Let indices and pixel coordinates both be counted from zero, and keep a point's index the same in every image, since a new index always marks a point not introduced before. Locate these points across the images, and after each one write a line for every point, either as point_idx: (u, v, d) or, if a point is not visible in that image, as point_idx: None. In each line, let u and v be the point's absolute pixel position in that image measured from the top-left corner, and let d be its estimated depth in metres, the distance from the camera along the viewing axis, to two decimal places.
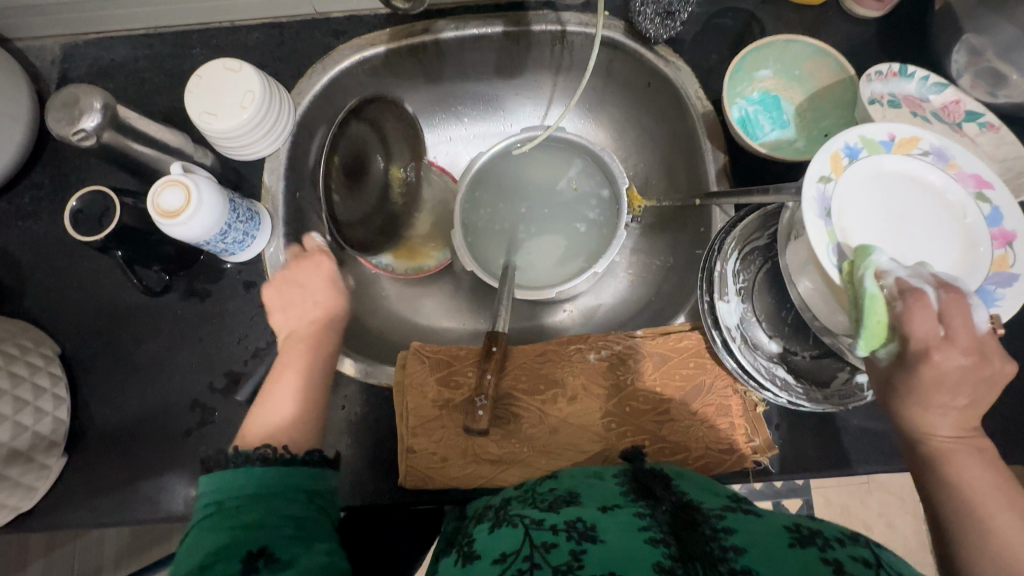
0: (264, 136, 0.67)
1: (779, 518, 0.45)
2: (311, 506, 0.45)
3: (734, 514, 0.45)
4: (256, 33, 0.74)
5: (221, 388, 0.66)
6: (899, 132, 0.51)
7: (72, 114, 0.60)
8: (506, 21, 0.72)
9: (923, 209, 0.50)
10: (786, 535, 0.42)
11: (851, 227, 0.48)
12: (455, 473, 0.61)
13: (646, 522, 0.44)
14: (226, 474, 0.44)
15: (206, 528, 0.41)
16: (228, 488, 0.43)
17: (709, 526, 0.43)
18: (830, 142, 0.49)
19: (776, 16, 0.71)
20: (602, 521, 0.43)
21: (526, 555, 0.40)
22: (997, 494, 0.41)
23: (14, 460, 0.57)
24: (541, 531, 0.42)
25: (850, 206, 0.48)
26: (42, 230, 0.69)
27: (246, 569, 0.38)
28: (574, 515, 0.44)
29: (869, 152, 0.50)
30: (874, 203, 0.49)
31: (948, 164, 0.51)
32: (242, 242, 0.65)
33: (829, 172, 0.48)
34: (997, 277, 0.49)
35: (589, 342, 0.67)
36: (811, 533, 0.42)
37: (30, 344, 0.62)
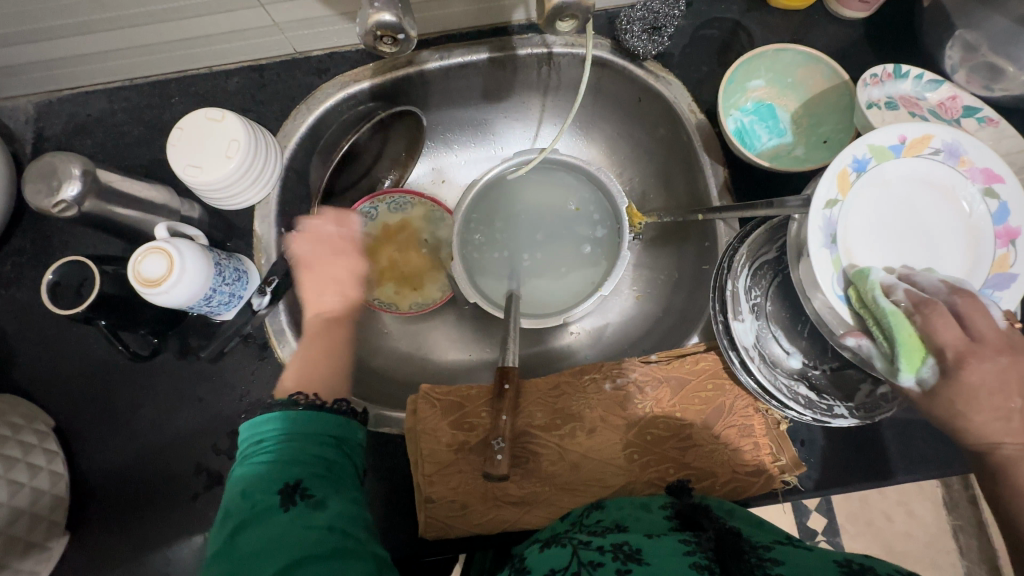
0: (252, 184, 0.65)
1: (830, 552, 0.43)
2: (338, 452, 0.49)
3: (784, 547, 0.44)
4: (235, 78, 0.72)
5: (227, 448, 0.64)
6: (911, 133, 0.50)
7: (51, 184, 0.59)
8: (491, 47, 0.71)
9: (927, 211, 0.51)
10: (835, 568, 0.40)
11: (859, 241, 0.49)
12: (477, 519, 0.59)
13: (691, 546, 0.43)
14: (261, 419, 0.48)
15: (249, 467, 0.45)
16: (273, 427, 0.48)
17: (755, 556, 0.42)
18: (837, 160, 0.48)
19: (763, 23, 0.70)
20: (652, 546, 0.43)
21: (574, 570, 0.40)
22: None
23: (13, 547, 0.55)
24: (588, 550, 0.42)
25: (859, 221, 0.49)
26: (26, 297, 0.67)
27: (283, 501, 0.42)
28: (622, 538, 0.44)
29: (879, 161, 0.49)
30: (880, 212, 0.50)
31: (958, 161, 0.50)
32: (228, 302, 0.63)
33: (836, 193, 0.48)
34: (998, 277, 0.50)
35: (603, 370, 0.66)
36: (863, 569, 0.39)
37: (21, 422, 0.59)
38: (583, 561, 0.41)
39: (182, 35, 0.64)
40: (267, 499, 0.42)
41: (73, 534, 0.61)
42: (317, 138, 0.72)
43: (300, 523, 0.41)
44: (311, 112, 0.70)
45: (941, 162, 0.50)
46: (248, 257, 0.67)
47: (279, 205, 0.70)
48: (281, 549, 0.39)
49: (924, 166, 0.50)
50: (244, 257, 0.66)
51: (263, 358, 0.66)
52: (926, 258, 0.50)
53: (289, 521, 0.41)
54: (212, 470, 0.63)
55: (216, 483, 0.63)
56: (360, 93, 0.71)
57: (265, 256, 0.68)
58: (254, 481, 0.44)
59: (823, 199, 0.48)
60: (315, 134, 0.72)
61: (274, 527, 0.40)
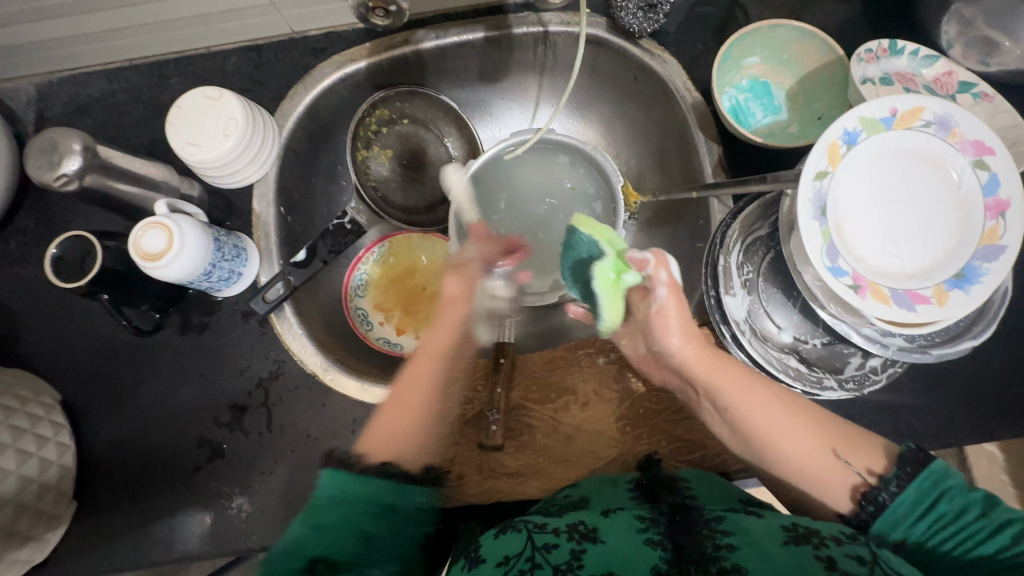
0: (250, 163, 0.66)
1: (780, 516, 0.44)
2: (382, 522, 0.45)
3: (735, 515, 0.45)
4: (233, 58, 0.72)
5: (228, 421, 0.65)
6: (902, 105, 0.50)
7: (54, 160, 0.60)
8: (486, 26, 0.71)
9: (917, 185, 0.52)
10: (781, 532, 0.42)
11: (847, 213, 0.51)
12: (472, 491, 0.60)
13: (646, 523, 0.45)
14: (347, 480, 0.45)
15: (295, 527, 0.43)
16: (330, 490, 0.45)
17: (707, 527, 0.44)
18: (829, 132, 0.49)
19: (759, 0, 0.70)
20: (606, 524, 0.44)
21: (528, 556, 0.41)
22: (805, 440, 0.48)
23: (23, 514, 0.56)
24: (543, 533, 0.43)
25: (844, 194, 0.51)
26: (31, 275, 0.68)
27: (305, 570, 0.40)
28: (576, 518, 0.46)
29: (869, 134, 0.51)
30: (868, 187, 0.52)
31: (949, 134, 0.50)
32: (228, 279, 0.64)
33: (827, 166, 0.50)
34: (985, 250, 0.50)
35: (597, 345, 0.67)
36: (808, 530, 0.41)
37: (28, 394, 0.60)
38: (538, 546, 0.42)
39: (180, 14, 0.65)
40: (290, 565, 0.41)
41: (81, 504, 0.63)
42: (315, 118, 0.73)
43: None
44: (308, 92, 0.71)
45: (930, 134, 0.51)
46: (248, 235, 0.68)
47: (278, 185, 0.70)
48: None
49: (913, 139, 0.51)
50: (243, 235, 0.67)
51: (263, 334, 0.67)
52: (907, 231, 0.52)
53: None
54: (214, 442, 0.65)
55: (218, 454, 0.64)
56: (410, 109, 0.78)
57: (264, 234, 0.69)
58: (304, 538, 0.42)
59: (813, 171, 0.49)
60: (313, 114, 0.72)
61: None
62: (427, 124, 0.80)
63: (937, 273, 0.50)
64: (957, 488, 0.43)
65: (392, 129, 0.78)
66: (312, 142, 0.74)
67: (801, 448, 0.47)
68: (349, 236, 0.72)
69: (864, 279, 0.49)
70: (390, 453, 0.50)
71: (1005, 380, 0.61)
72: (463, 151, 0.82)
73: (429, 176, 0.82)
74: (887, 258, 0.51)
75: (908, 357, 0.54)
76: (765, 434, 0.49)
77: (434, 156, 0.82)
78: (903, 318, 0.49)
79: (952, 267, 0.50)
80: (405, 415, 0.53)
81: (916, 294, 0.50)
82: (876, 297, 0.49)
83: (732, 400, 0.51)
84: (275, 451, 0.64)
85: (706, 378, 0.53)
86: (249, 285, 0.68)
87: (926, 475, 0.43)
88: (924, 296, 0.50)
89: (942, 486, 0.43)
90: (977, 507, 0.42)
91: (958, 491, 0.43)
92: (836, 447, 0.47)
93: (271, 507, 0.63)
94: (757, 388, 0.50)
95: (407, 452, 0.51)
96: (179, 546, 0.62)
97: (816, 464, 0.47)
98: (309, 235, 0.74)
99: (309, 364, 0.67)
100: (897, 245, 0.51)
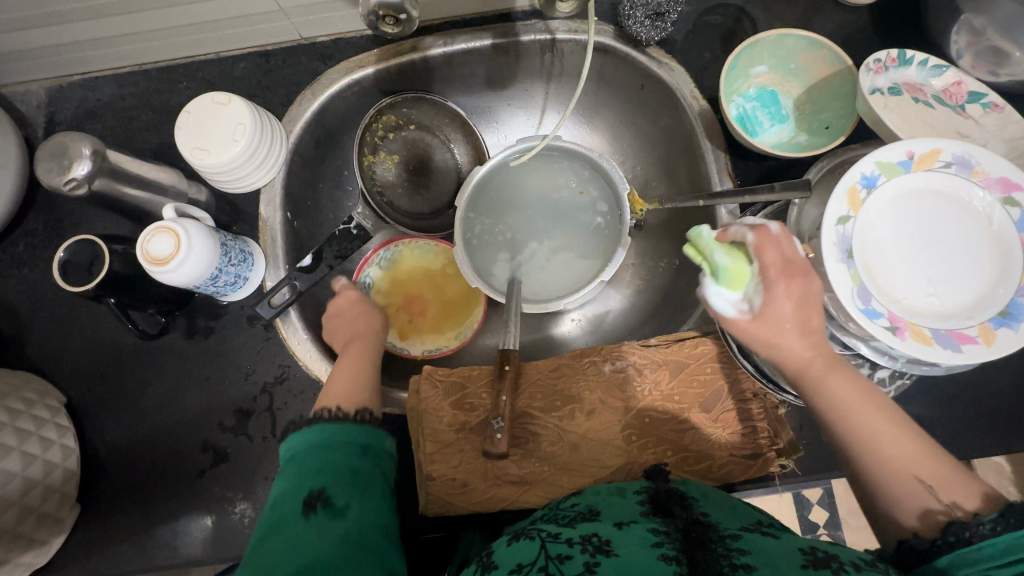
0: (258, 167, 0.66)
1: (797, 541, 0.44)
2: (366, 458, 0.48)
3: (750, 536, 0.45)
4: (242, 63, 0.73)
5: (232, 426, 0.65)
6: (918, 148, 0.51)
7: (63, 163, 0.60)
8: (494, 33, 0.71)
9: (947, 223, 0.51)
10: (799, 556, 0.41)
11: (875, 254, 0.51)
12: (476, 498, 0.61)
13: (660, 537, 0.44)
14: (306, 432, 0.48)
15: (285, 480, 0.45)
16: (300, 444, 0.48)
17: (722, 546, 0.43)
18: (846, 178, 0.50)
19: (766, 10, 0.70)
20: (619, 535, 0.44)
21: (542, 565, 0.40)
22: (913, 452, 0.42)
23: (27, 517, 0.56)
24: (556, 543, 0.43)
25: (872, 237, 0.51)
26: (38, 277, 0.68)
27: (305, 510, 0.42)
28: (591, 530, 0.45)
29: (888, 177, 0.51)
30: (895, 227, 0.52)
31: (971, 172, 0.51)
32: (234, 283, 0.64)
33: (847, 210, 0.50)
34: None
35: (603, 353, 0.67)
36: (826, 556, 0.40)
37: (34, 397, 0.60)
38: (551, 555, 0.41)
39: (190, 20, 0.65)
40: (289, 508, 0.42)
41: (85, 506, 0.63)
42: (322, 123, 0.73)
43: (317, 531, 0.41)
44: (315, 98, 0.71)
45: (952, 174, 0.51)
46: (253, 240, 0.68)
47: (285, 190, 0.70)
48: (297, 556, 0.39)
49: (935, 180, 0.51)
50: (249, 240, 0.67)
51: (268, 339, 0.67)
52: (942, 269, 0.51)
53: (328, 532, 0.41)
54: (218, 446, 0.65)
55: (223, 459, 0.64)
56: (417, 115, 0.78)
57: (270, 238, 0.69)
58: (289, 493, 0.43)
59: (834, 216, 0.50)
60: (320, 120, 0.72)
61: (293, 533, 0.40)
62: (432, 130, 0.80)
63: (979, 311, 0.48)
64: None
65: (397, 136, 0.79)
66: (319, 148, 0.74)
67: (888, 455, 0.42)
68: (355, 241, 0.72)
69: (901, 320, 0.48)
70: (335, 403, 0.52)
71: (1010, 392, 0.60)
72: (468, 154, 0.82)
73: (435, 181, 0.82)
74: (925, 296, 0.50)
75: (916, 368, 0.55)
76: (858, 433, 0.44)
77: (442, 161, 0.82)
78: (948, 360, 0.47)
79: (996, 304, 0.49)
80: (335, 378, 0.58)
81: (961, 333, 0.48)
82: (916, 338, 0.48)
83: (841, 393, 0.45)
84: (279, 455, 0.64)
85: (807, 376, 0.46)
86: (255, 289, 0.68)
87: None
88: (969, 336, 0.48)
89: None
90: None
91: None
92: (926, 475, 0.41)
93: None
94: (862, 393, 0.45)
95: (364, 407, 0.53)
96: (183, 550, 0.62)
97: (892, 479, 0.42)
98: (315, 239, 0.74)
99: (314, 368, 0.66)
100: (933, 284, 0.50)
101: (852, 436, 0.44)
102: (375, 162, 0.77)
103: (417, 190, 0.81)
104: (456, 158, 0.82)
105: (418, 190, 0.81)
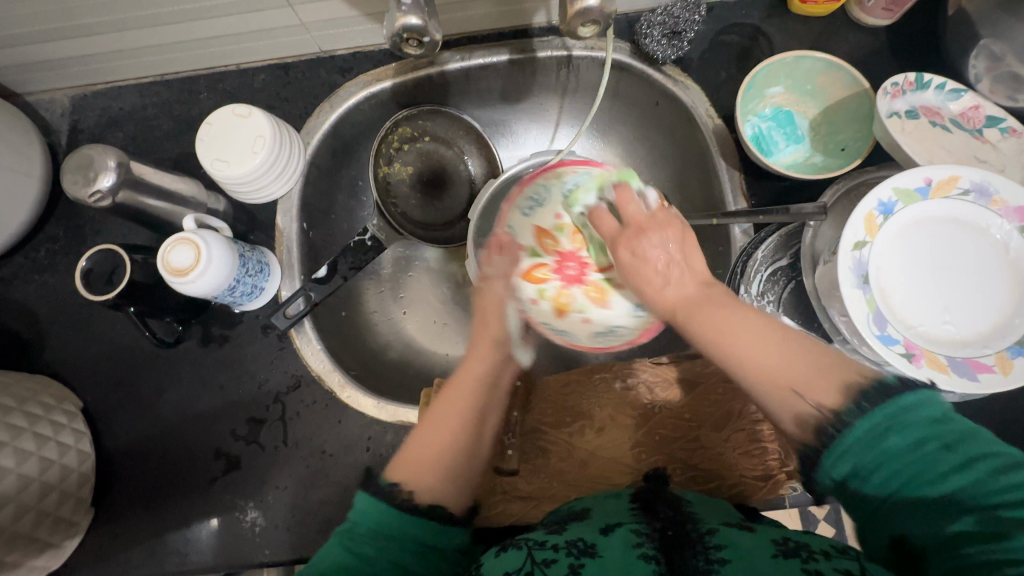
0: (276, 179, 0.67)
1: (771, 533, 0.44)
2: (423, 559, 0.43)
3: (727, 530, 0.45)
4: (262, 75, 0.74)
5: (244, 434, 0.66)
6: (936, 175, 0.50)
7: (87, 175, 0.62)
8: (511, 49, 0.71)
9: (964, 251, 0.51)
10: (771, 547, 0.41)
11: (891, 280, 0.51)
12: (485, 513, 0.61)
13: (642, 539, 0.44)
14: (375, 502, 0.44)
15: (334, 546, 0.42)
16: (367, 515, 0.43)
17: (700, 543, 0.43)
18: (863, 204, 0.50)
19: (782, 29, 0.70)
20: (603, 540, 0.44)
21: (528, 570, 0.41)
22: (810, 372, 0.40)
23: (42, 522, 0.57)
24: (543, 549, 0.43)
25: (887, 262, 0.51)
26: (58, 283, 0.69)
27: None
28: (576, 534, 0.45)
29: (904, 204, 0.51)
30: (911, 253, 0.51)
31: (989, 201, 0.51)
32: (250, 293, 0.65)
33: (864, 236, 0.50)
34: None
35: (614, 370, 0.69)
36: (797, 546, 0.41)
37: (52, 402, 0.61)
38: (537, 561, 0.42)
39: (214, 33, 0.66)
40: None
41: (98, 511, 0.64)
42: (339, 135, 0.74)
43: None
44: (333, 110, 0.72)
45: (969, 202, 0.51)
46: (270, 251, 0.69)
47: (301, 201, 0.71)
48: None
49: (952, 207, 0.51)
50: (265, 250, 0.68)
51: (282, 348, 0.68)
52: (959, 297, 0.51)
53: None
54: (230, 454, 0.65)
55: (234, 467, 0.65)
56: (432, 127, 0.78)
57: (286, 249, 0.70)
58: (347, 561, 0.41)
59: (851, 241, 0.50)
60: (338, 131, 0.73)
61: None
62: (447, 141, 0.80)
63: (997, 340, 0.48)
64: (927, 417, 0.37)
65: (411, 148, 0.79)
66: (335, 159, 0.75)
67: (764, 371, 0.41)
68: (369, 253, 0.71)
69: (918, 347, 0.48)
70: (414, 485, 0.45)
71: (1016, 418, 0.61)
72: (485, 162, 0.81)
73: (449, 194, 0.81)
74: (941, 324, 0.50)
75: (931, 395, 0.54)
76: (716, 339, 0.44)
77: (457, 173, 0.81)
78: (963, 389, 0.47)
79: (1015, 333, 0.48)
80: (440, 432, 0.49)
81: (977, 362, 0.48)
82: (932, 366, 0.48)
83: (715, 324, 0.44)
84: (290, 465, 0.65)
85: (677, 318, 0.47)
86: (270, 300, 0.69)
87: (888, 406, 0.37)
88: (986, 364, 0.48)
89: (912, 411, 0.37)
90: (940, 441, 0.36)
91: (924, 420, 0.36)
92: (797, 381, 0.40)
93: (283, 522, 0.64)
94: (731, 319, 0.44)
95: (447, 493, 0.46)
96: (193, 557, 0.63)
97: (769, 391, 0.41)
98: (330, 249, 0.75)
99: (327, 379, 0.67)
100: (949, 311, 0.50)
101: (705, 335, 0.44)
102: (389, 171, 0.77)
103: (432, 201, 0.81)
104: (470, 170, 0.82)
105: (432, 201, 0.81)
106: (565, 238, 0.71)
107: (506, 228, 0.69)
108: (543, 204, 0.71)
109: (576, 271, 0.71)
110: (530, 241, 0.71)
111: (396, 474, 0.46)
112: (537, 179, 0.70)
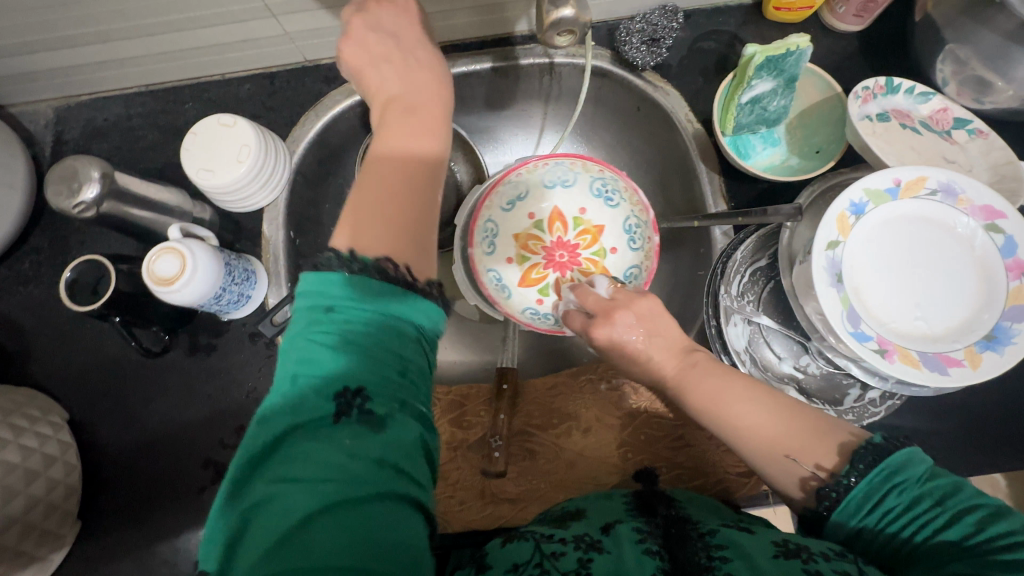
0: (261, 188, 0.67)
1: (771, 534, 0.45)
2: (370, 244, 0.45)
3: (727, 530, 0.46)
4: (247, 84, 0.74)
5: (233, 443, 0.66)
6: (905, 176, 0.52)
7: (72, 187, 0.61)
8: (494, 57, 0.72)
9: (933, 250, 0.53)
10: (772, 548, 0.41)
11: (866, 278, 0.52)
12: (474, 516, 0.62)
13: (643, 535, 0.45)
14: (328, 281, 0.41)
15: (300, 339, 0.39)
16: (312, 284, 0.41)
17: (702, 542, 0.44)
18: (835, 206, 0.52)
19: (759, 36, 0.72)
20: (608, 537, 0.45)
21: (537, 563, 0.41)
22: (789, 433, 0.44)
23: (29, 535, 0.57)
24: (551, 542, 0.44)
25: (858, 262, 0.52)
26: (43, 295, 0.69)
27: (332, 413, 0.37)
28: (581, 530, 0.46)
29: (876, 204, 0.52)
30: (882, 252, 0.53)
31: (956, 200, 0.52)
32: (237, 302, 0.65)
33: (838, 235, 0.52)
34: (1014, 310, 0.50)
35: (599, 371, 0.70)
36: (798, 547, 0.41)
37: (38, 414, 0.61)
38: (545, 553, 0.42)
39: (199, 44, 0.67)
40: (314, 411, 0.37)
41: (85, 522, 0.63)
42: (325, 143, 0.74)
43: (344, 443, 0.36)
44: (319, 119, 0.72)
45: (937, 201, 0.53)
46: (256, 257, 0.69)
47: (288, 208, 0.71)
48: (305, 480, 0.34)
49: (921, 207, 0.53)
50: (250, 257, 0.69)
51: (270, 356, 0.68)
52: (929, 294, 0.52)
53: (338, 442, 0.36)
54: (219, 464, 0.65)
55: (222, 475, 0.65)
56: None
57: (273, 257, 0.70)
58: (322, 359, 0.38)
59: (825, 241, 0.51)
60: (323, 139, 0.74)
61: (319, 446, 0.35)
62: None
63: (965, 336, 0.50)
64: (914, 476, 0.40)
65: None
66: (321, 166, 0.75)
67: (766, 432, 0.45)
68: None
69: (890, 343, 0.50)
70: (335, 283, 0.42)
71: (990, 411, 0.63)
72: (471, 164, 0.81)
73: None
74: (912, 320, 0.51)
75: (905, 390, 0.55)
76: (713, 402, 0.47)
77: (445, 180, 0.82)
78: (935, 383, 0.48)
79: (983, 328, 0.50)
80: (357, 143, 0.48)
81: (948, 356, 0.49)
82: (904, 361, 0.49)
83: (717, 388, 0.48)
84: None
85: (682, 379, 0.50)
86: (258, 307, 0.69)
87: (882, 466, 0.40)
88: (956, 359, 0.49)
89: (895, 478, 0.40)
90: (932, 498, 0.39)
91: (913, 480, 0.40)
92: (788, 447, 0.44)
93: None
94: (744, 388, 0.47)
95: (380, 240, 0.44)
96: (183, 566, 0.63)
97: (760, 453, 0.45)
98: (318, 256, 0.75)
99: None
100: (921, 309, 0.52)
101: (703, 403, 0.48)
102: None
103: None
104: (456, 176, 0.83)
105: None
106: (545, 232, 0.76)
107: (488, 270, 0.72)
108: (524, 200, 0.74)
109: (565, 258, 0.75)
110: (512, 253, 0.74)
111: (318, 292, 0.42)
112: (504, 181, 0.72)
